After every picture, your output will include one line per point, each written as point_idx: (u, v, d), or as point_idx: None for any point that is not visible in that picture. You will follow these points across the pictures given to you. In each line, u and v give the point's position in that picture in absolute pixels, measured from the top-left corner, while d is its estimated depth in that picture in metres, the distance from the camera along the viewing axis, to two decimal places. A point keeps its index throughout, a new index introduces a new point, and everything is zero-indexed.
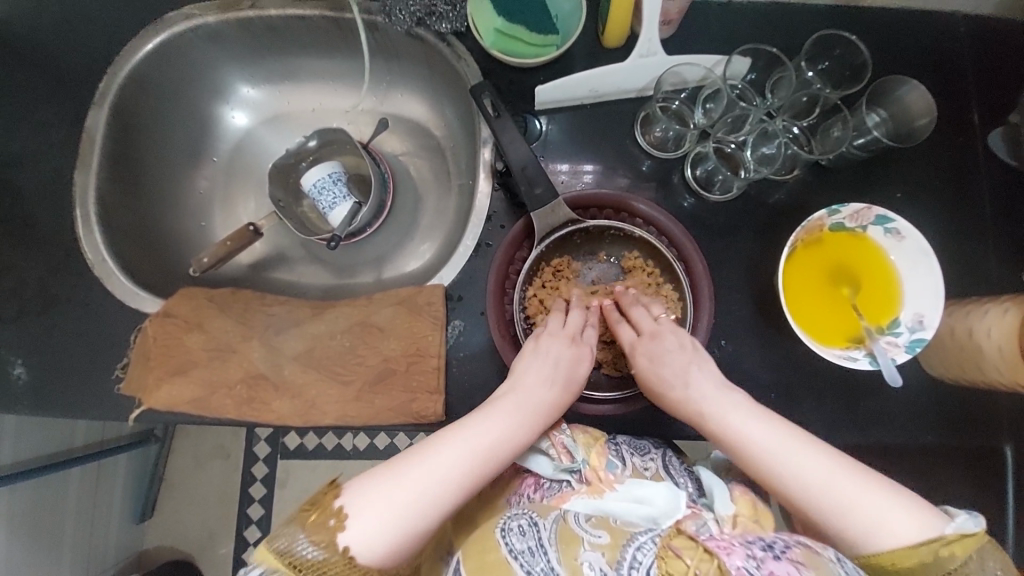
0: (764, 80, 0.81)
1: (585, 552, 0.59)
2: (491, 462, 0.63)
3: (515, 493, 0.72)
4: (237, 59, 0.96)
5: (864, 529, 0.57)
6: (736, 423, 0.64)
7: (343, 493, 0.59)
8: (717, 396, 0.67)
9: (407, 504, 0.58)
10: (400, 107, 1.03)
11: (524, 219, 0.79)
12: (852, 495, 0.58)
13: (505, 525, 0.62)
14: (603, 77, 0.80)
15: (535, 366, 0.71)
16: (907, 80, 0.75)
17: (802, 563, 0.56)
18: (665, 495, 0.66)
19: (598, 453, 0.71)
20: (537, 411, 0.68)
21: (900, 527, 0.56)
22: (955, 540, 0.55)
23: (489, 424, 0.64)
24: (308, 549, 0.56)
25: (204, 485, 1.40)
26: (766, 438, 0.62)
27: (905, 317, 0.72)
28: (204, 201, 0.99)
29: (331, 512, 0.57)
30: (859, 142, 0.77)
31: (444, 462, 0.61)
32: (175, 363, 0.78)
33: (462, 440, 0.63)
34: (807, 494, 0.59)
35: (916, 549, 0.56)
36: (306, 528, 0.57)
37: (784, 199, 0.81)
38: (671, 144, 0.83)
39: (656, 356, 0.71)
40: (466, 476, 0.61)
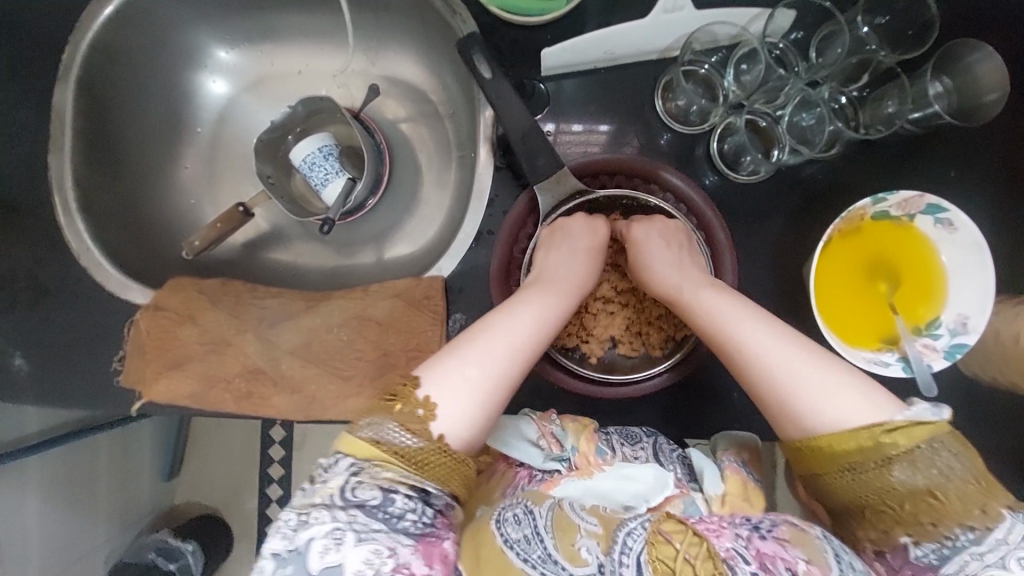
0: (810, 39, 0.69)
1: (581, 538, 0.56)
2: (544, 326, 0.62)
3: (511, 485, 0.68)
4: (209, 17, 0.86)
5: (812, 402, 0.53)
6: (701, 293, 0.64)
7: (425, 385, 0.55)
8: (690, 278, 0.66)
9: (481, 376, 0.56)
10: (394, 69, 0.92)
11: (529, 190, 0.74)
12: (810, 371, 0.55)
13: (500, 516, 0.57)
14: (620, 36, 0.69)
15: (552, 253, 0.70)
16: (982, 45, 0.63)
17: (789, 541, 0.53)
18: (653, 473, 0.65)
19: (588, 439, 0.69)
20: (574, 286, 0.68)
21: (850, 403, 0.53)
22: (902, 428, 0.50)
23: (527, 303, 0.63)
24: (403, 436, 0.52)
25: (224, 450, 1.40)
26: (729, 310, 0.61)
27: (948, 318, 0.66)
28: (192, 180, 0.93)
29: (418, 402, 0.54)
30: (915, 116, 0.67)
31: (499, 335, 0.59)
32: (171, 357, 0.76)
33: (515, 316, 0.61)
34: (762, 360, 0.57)
35: (854, 432, 0.51)
36: (393, 418, 0.53)
37: (822, 180, 0.72)
38: (694, 117, 0.73)
39: (645, 237, 0.70)
40: (527, 343, 0.60)
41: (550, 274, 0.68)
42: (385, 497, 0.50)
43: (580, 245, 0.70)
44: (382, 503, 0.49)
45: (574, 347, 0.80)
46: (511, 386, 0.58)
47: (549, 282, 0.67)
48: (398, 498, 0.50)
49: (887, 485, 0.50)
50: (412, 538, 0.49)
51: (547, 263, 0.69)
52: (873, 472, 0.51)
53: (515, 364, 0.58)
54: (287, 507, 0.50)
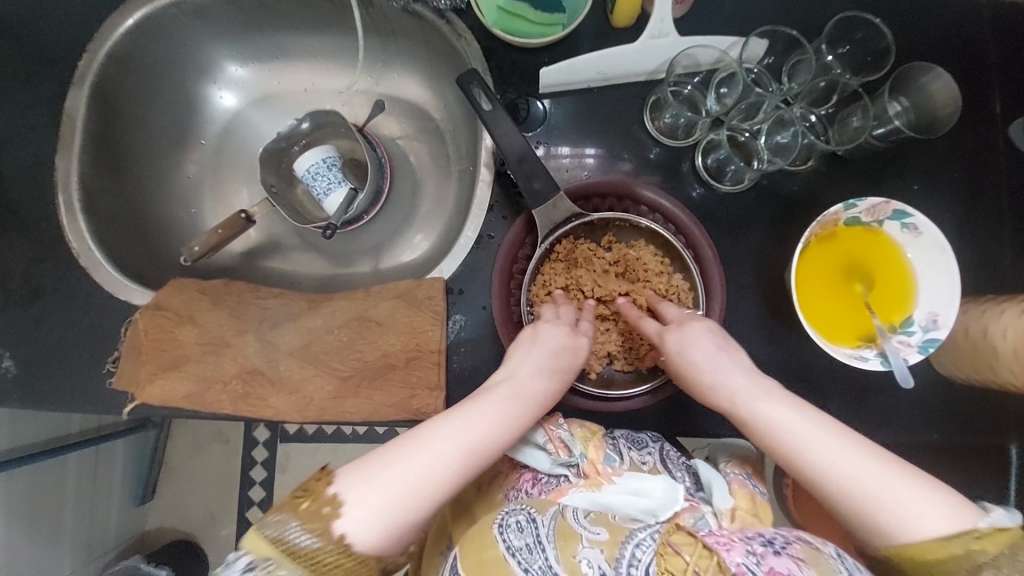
0: (782, 64, 0.77)
1: (583, 549, 0.58)
2: (490, 450, 0.58)
3: (513, 488, 0.71)
4: (224, 36, 0.91)
5: (895, 520, 0.52)
6: (762, 401, 0.58)
7: (337, 482, 0.53)
8: (743, 380, 0.61)
9: (404, 491, 0.53)
10: (397, 88, 0.98)
11: (523, 216, 0.77)
12: (887, 484, 0.53)
13: (501, 521, 0.61)
14: (612, 58, 0.75)
15: (524, 357, 0.66)
16: (932, 68, 0.70)
17: (803, 559, 0.55)
18: (663, 488, 0.64)
19: (595, 447, 0.70)
20: (537, 401, 0.62)
21: (930, 519, 0.51)
22: (986, 534, 0.50)
23: (473, 415, 0.58)
24: (302, 537, 0.52)
25: (199, 469, 1.40)
26: (786, 415, 0.57)
27: (919, 315, 0.70)
28: (194, 187, 0.95)
29: (325, 500, 0.52)
30: (879, 132, 0.74)
31: (433, 450, 0.55)
32: (167, 357, 0.76)
33: (452, 427, 0.57)
34: (838, 485, 0.54)
35: (944, 542, 0.51)
36: (297, 516, 0.52)
37: (798, 191, 0.78)
38: (680, 132, 0.79)
39: (686, 346, 0.65)
40: (462, 467, 0.56)
41: (516, 375, 0.63)
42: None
43: (547, 349, 0.66)
44: None
45: None
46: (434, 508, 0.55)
47: (513, 393, 0.61)
48: None
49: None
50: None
51: (517, 372, 0.63)
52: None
53: (447, 486, 0.55)
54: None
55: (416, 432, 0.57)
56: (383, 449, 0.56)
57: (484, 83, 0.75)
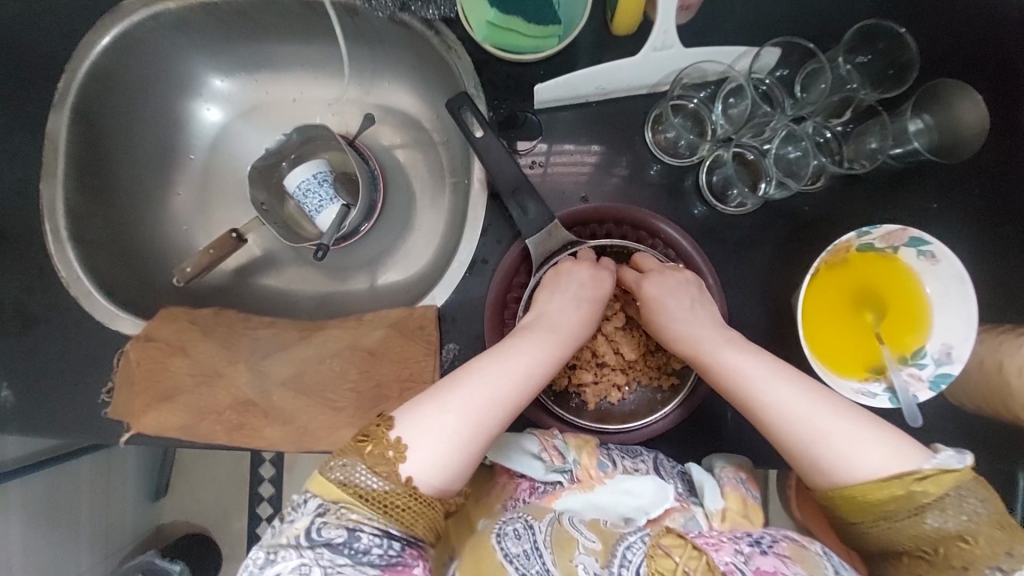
0: (795, 75, 0.71)
1: (580, 554, 0.57)
2: (532, 380, 0.61)
3: (512, 498, 0.68)
4: (206, 47, 0.87)
5: (842, 457, 0.54)
6: (721, 350, 0.63)
7: (397, 426, 0.56)
8: (710, 331, 0.65)
9: (459, 425, 0.56)
10: (389, 98, 0.94)
11: (519, 243, 0.73)
12: (830, 421, 0.56)
13: (500, 530, 0.60)
14: (610, 72, 0.71)
15: (554, 296, 0.68)
16: (962, 85, 0.65)
17: (789, 557, 0.55)
18: (653, 488, 0.65)
19: (590, 454, 0.68)
20: (573, 334, 0.66)
21: (871, 455, 0.54)
22: (931, 475, 0.52)
23: (516, 352, 0.62)
24: (371, 479, 0.53)
25: (210, 475, 1.42)
26: (748, 364, 0.61)
27: (932, 348, 0.67)
28: (184, 210, 0.92)
29: (388, 444, 0.54)
30: (896, 151, 0.70)
31: (482, 385, 0.58)
32: (160, 388, 0.76)
33: (500, 364, 0.60)
34: (787, 418, 0.57)
35: (887, 481, 0.53)
36: (364, 460, 0.54)
37: (808, 212, 0.73)
38: (684, 149, 0.75)
39: (663, 293, 0.67)
40: (513, 399, 0.59)
41: (550, 319, 0.66)
42: (351, 534, 0.51)
43: (580, 292, 0.68)
44: (347, 540, 0.51)
45: (569, 394, 0.77)
46: (491, 437, 0.57)
47: (549, 329, 0.65)
48: (364, 534, 0.52)
49: (923, 533, 0.52)
50: (378, 567, 0.51)
51: (549, 311, 0.67)
52: (909, 521, 0.52)
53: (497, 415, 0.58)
54: (258, 546, 0.53)
55: (461, 372, 0.60)
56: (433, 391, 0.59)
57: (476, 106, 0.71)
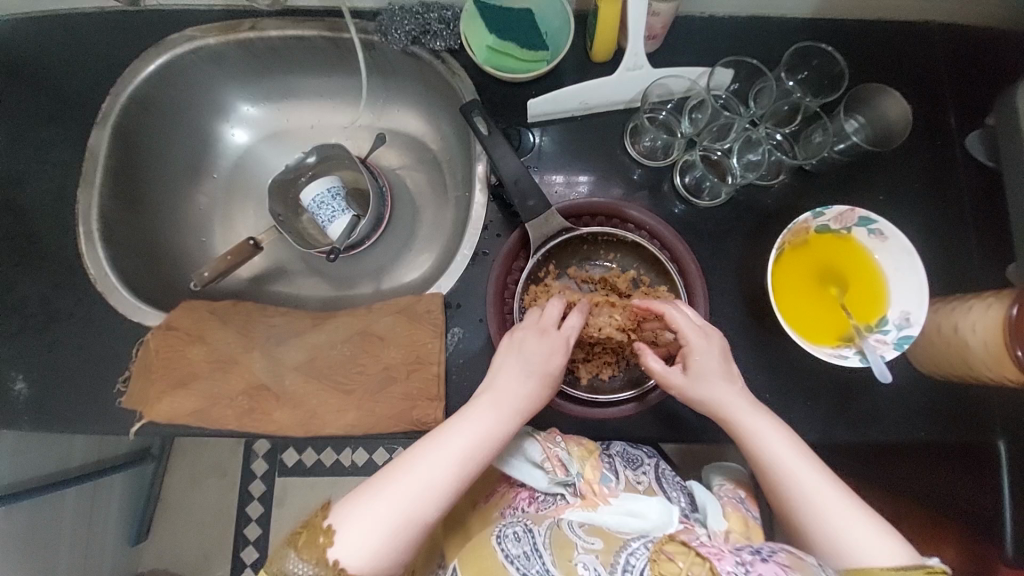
0: (747, 89, 0.85)
1: (580, 555, 0.61)
2: (470, 465, 0.62)
3: (510, 506, 0.73)
4: (238, 78, 0.99)
5: (843, 543, 0.59)
6: (753, 422, 0.65)
7: (334, 513, 0.59)
8: (740, 399, 0.67)
9: (389, 517, 0.58)
10: (398, 122, 1.05)
11: (519, 230, 0.82)
12: (836, 505, 0.60)
13: (501, 533, 0.64)
14: (592, 89, 0.83)
15: (506, 365, 0.69)
16: (884, 88, 0.77)
17: (789, 566, 0.56)
18: (659, 510, 0.68)
19: (592, 466, 0.72)
20: (522, 409, 0.67)
21: (866, 542, 0.58)
22: (937, 572, 0.55)
23: (461, 433, 0.63)
24: (301, 567, 0.56)
25: (197, 502, 1.39)
26: (777, 444, 0.64)
27: (892, 314, 0.75)
28: (205, 217, 1.01)
29: (320, 531, 0.58)
30: (840, 147, 0.80)
31: (417, 473, 0.60)
32: (175, 375, 0.79)
33: (436, 448, 0.62)
34: (803, 505, 0.61)
35: (889, 572, 0.56)
36: (298, 549, 0.57)
37: (772, 204, 0.83)
38: (660, 153, 0.86)
39: (703, 352, 0.68)
40: (446, 485, 0.61)
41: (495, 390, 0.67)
42: None
43: (531, 361, 0.69)
44: None
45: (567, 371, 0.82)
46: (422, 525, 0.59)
47: (500, 403, 0.66)
48: None
49: None
50: None
51: (500, 381, 0.67)
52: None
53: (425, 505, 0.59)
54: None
55: (407, 453, 0.62)
56: (372, 477, 0.62)
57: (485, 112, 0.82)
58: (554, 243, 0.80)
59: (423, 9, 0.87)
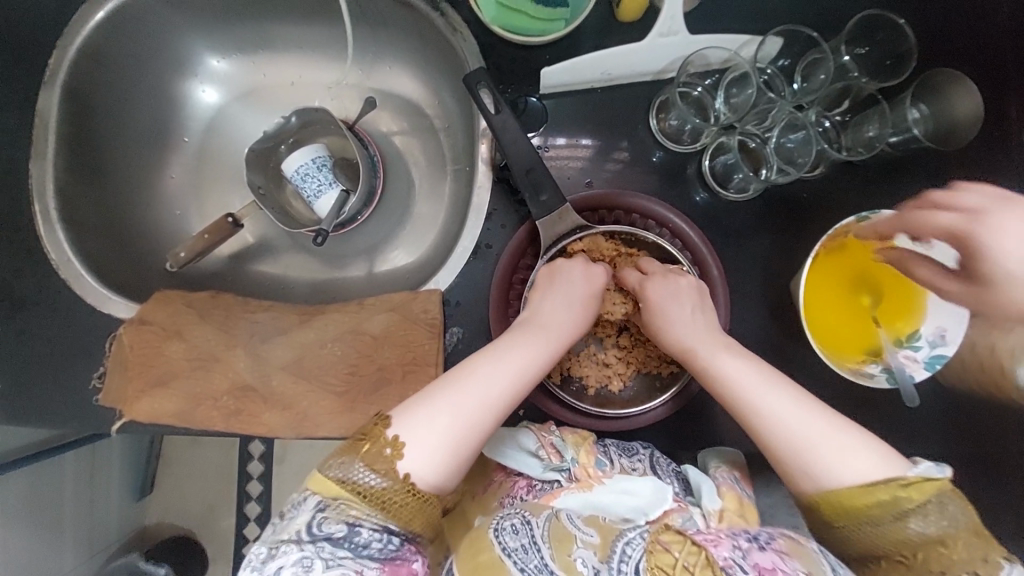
0: (796, 65, 0.73)
1: (579, 550, 0.57)
2: (527, 379, 0.62)
3: (509, 495, 0.68)
4: (203, 25, 0.85)
5: (827, 464, 0.56)
6: (722, 356, 0.64)
7: (394, 424, 0.57)
8: (706, 334, 0.66)
9: (458, 418, 0.58)
10: (390, 83, 0.92)
11: (528, 223, 0.73)
12: (814, 430, 0.57)
13: (497, 525, 0.60)
14: (616, 57, 0.71)
15: (548, 296, 0.68)
16: (961, 76, 0.67)
17: (787, 553, 0.55)
18: (651, 487, 0.64)
19: (587, 452, 0.69)
20: (565, 332, 0.67)
21: (860, 463, 0.55)
22: (915, 482, 0.53)
23: (509, 349, 0.63)
24: (370, 478, 0.54)
25: (197, 467, 1.39)
26: (745, 372, 0.62)
27: (927, 330, 0.69)
28: (177, 190, 0.91)
29: (386, 442, 0.56)
30: (893, 140, 0.71)
31: (477, 381, 0.60)
32: (154, 374, 0.74)
33: (492, 361, 0.62)
34: (780, 434, 0.58)
35: (872, 486, 0.54)
36: (363, 458, 0.55)
37: (809, 199, 0.75)
38: (686, 136, 0.75)
39: (667, 296, 0.68)
40: (508, 393, 0.60)
41: (542, 320, 0.67)
42: (351, 529, 0.52)
43: (573, 294, 0.69)
44: (347, 534, 0.52)
45: (572, 379, 0.77)
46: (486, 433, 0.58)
47: (542, 328, 0.66)
48: (363, 529, 0.53)
49: (904, 537, 0.53)
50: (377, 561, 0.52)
51: (546, 311, 0.67)
52: (893, 525, 0.53)
53: (490, 410, 0.59)
54: (259, 542, 0.53)
55: (464, 366, 0.62)
56: (425, 391, 0.60)
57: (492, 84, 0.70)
58: (566, 241, 0.72)
59: None
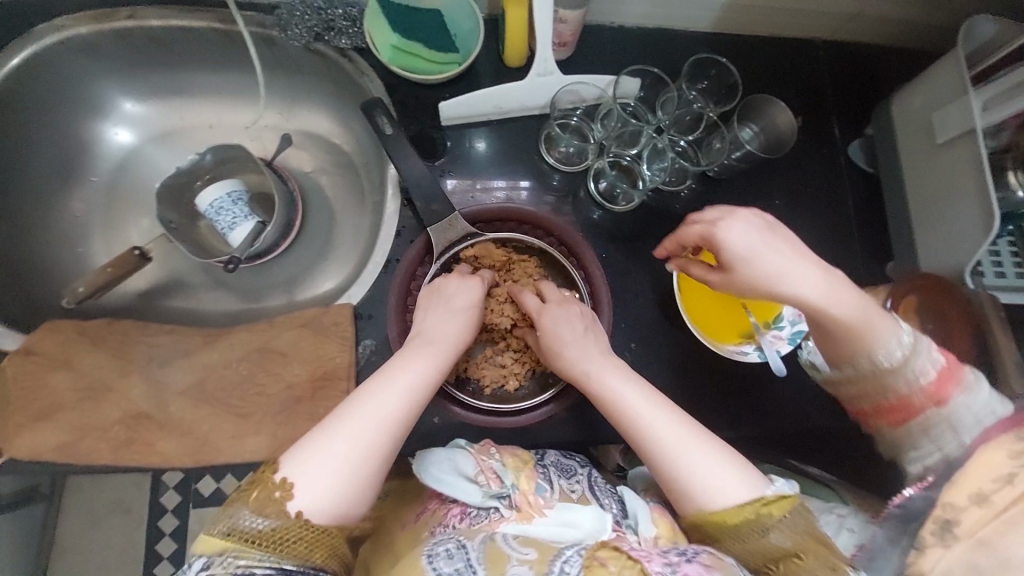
0: (652, 97, 0.87)
1: (512, 567, 0.57)
2: (417, 397, 0.63)
3: (440, 523, 0.67)
4: (118, 72, 0.89)
5: (700, 484, 0.61)
6: (610, 381, 0.68)
7: (283, 468, 0.58)
8: (596, 356, 0.71)
9: (349, 448, 0.58)
10: (309, 122, 0.98)
11: (422, 237, 0.79)
12: (688, 451, 0.63)
13: (431, 551, 0.60)
14: (504, 93, 0.82)
15: (430, 311, 0.71)
16: (772, 100, 0.83)
17: (712, 566, 0.55)
18: (592, 514, 0.65)
19: (527, 477, 0.69)
20: (453, 340, 0.69)
21: (727, 480, 0.61)
22: (772, 500, 0.59)
23: (398, 371, 0.64)
24: (257, 521, 0.54)
25: (95, 546, 1.24)
26: (631, 394, 0.67)
27: (787, 311, 0.78)
28: (82, 226, 0.90)
29: (274, 485, 0.56)
30: (736, 155, 0.84)
31: (367, 410, 0.61)
32: (35, 408, 0.69)
33: (383, 387, 0.62)
34: (662, 456, 0.63)
35: (739, 506, 0.59)
36: (250, 505, 0.55)
37: (681, 208, 0.86)
38: (575, 158, 0.87)
39: (558, 319, 0.73)
40: (401, 415, 0.62)
41: (432, 334, 0.69)
42: None
43: (456, 303, 0.72)
44: None
45: (474, 381, 0.80)
46: (381, 461, 0.59)
47: (432, 343, 0.68)
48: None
49: (769, 551, 0.58)
50: None
51: (430, 324, 0.70)
52: (756, 541, 0.58)
53: (381, 435, 0.60)
54: None
55: (354, 398, 0.62)
56: (320, 426, 0.61)
57: (387, 112, 0.80)
58: (460, 246, 0.79)
59: (326, 5, 0.82)
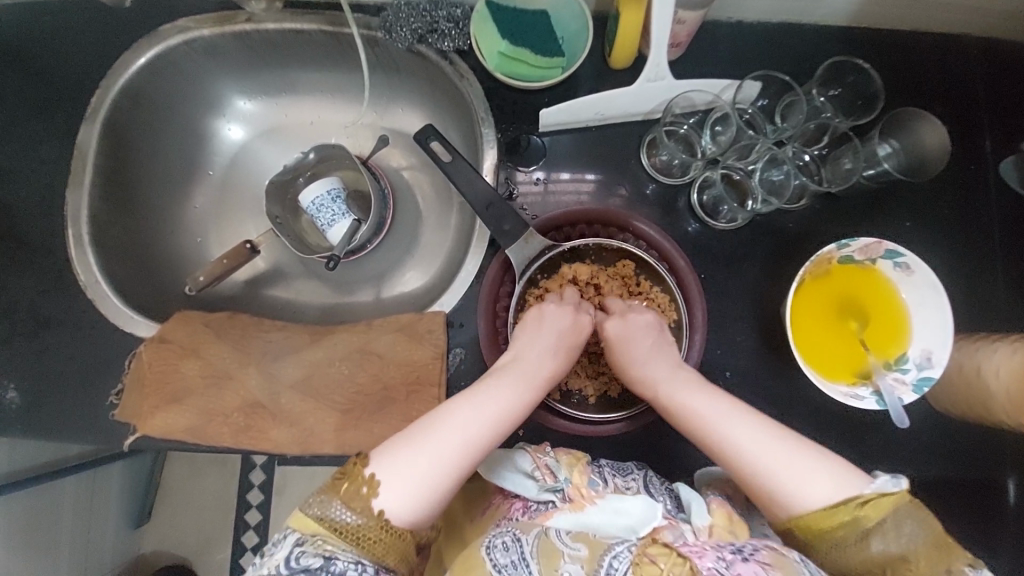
0: (774, 105, 0.80)
1: (566, 564, 0.58)
2: (505, 421, 0.63)
3: (503, 518, 0.67)
4: (235, 72, 0.93)
5: (790, 489, 0.58)
6: (679, 390, 0.67)
7: (372, 464, 0.58)
8: (667, 369, 0.69)
9: (436, 460, 0.58)
10: (400, 121, 0.99)
11: (499, 255, 0.78)
12: (779, 460, 0.59)
13: (489, 542, 0.61)
14: (608, 100, 0.78)
15: (526, 338, 0.71)
16: (922, 113, 0.73)
17: (769, 563, 0.54)
18: (642, 505, 0.63)
19: (581, 472, 0.68)
20: (545, 376, 0.68)
21: (819, 486, 0.57)
22: (871, 500, 0.56)
23: (492, 391, 0.64)
24: (345, 514, 0.55)
25: (197, 492, 1.40)
26: (705, 405, 0.65)
27: (914, 354, 0.71)
28: (201, 219, 0.97)
29: (363, 481, 0.56)
30: (869, 173, 0.77)
31: (456, 427, 0.60)
32: (169, 390, 0.77)
33: (473, 405, 0.62)
34: (744, 461, 0.61)
35: (834, 509, 0.56)
36: (340, 497, 0.56)
37: (794, 228, 0.79)
38: (676, 170, 0.81)
39: (633, 331, 0.72)
40: (486, 436, 0.61)
41: (522, 358, 0.69)
42: (327, 561, 0.53)
43: (550, 331, 0.71)
44: (324, 566, 0.52)
45: (574, 391, 0.81)
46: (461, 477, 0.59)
47: (518, 370, 0.67)
48: (339, 561, 0.53)
49: (870, 557, 0.55)
50: None
51: (523, 350, 0.70)
52: (857, 545, 0.55)
53: (466, 454, 0.60)
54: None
55: (437, 413, 0.62)
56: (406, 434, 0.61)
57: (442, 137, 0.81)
58: (537, 263, 0.77)
59: (430, 5, 0.80)
